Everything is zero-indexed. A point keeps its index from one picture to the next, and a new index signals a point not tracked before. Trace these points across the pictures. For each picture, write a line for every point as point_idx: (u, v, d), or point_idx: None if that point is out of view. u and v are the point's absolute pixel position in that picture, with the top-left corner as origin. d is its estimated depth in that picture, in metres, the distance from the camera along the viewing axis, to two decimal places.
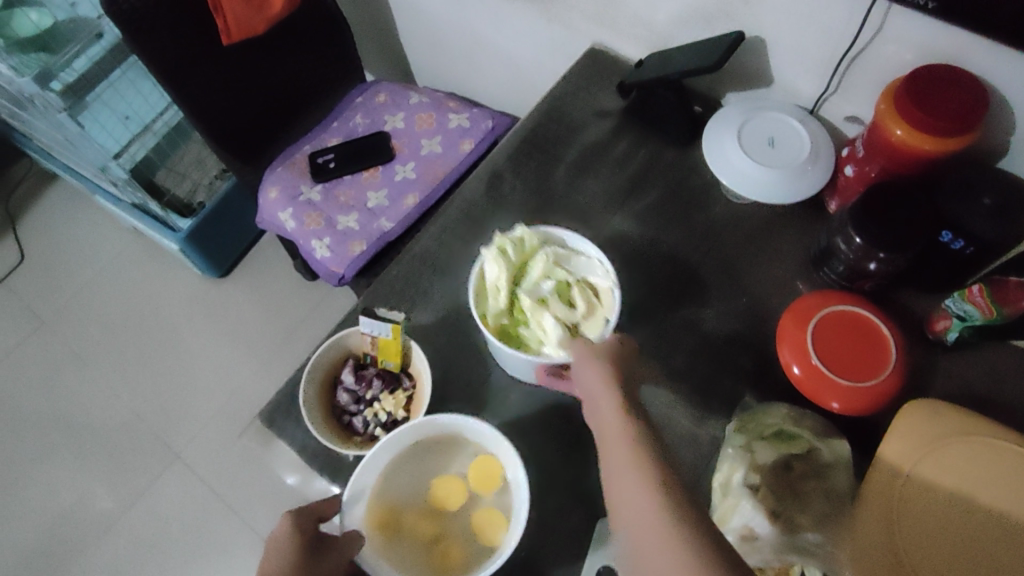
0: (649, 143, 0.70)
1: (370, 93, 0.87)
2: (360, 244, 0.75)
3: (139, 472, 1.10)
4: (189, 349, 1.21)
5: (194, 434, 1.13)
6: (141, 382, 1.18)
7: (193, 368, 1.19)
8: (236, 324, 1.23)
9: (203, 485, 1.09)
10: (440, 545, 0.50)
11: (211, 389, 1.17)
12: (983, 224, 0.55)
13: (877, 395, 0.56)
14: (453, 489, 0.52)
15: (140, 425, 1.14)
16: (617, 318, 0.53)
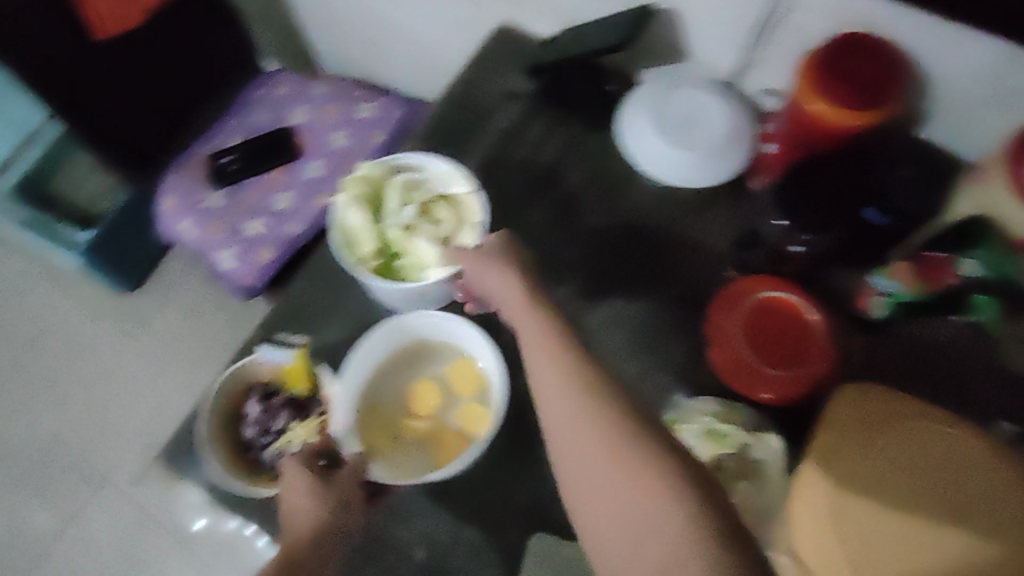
0: (565, 126, 0.66)
1: (271, 86, 0.86)
2: (268, 251, 0.78)
3: (70, 495, 1.03)
4: (105, 358, 1.10)
5: (119, 460, 1.05)
6: (60, 401, 1.08)
7: (115, 381, 1.09)
8: (151, 327, 1.10)
9: (135, 513, 1.02)
10: (434, 441, 0.53)
11: (136, 403, 1.07)
12: (909, 194, 0.52)
13: (808, 380, 0.52)
14: (431, 391, 0.54)
15: (65, 447, 1.06)
16: (485, 219, 0.52)
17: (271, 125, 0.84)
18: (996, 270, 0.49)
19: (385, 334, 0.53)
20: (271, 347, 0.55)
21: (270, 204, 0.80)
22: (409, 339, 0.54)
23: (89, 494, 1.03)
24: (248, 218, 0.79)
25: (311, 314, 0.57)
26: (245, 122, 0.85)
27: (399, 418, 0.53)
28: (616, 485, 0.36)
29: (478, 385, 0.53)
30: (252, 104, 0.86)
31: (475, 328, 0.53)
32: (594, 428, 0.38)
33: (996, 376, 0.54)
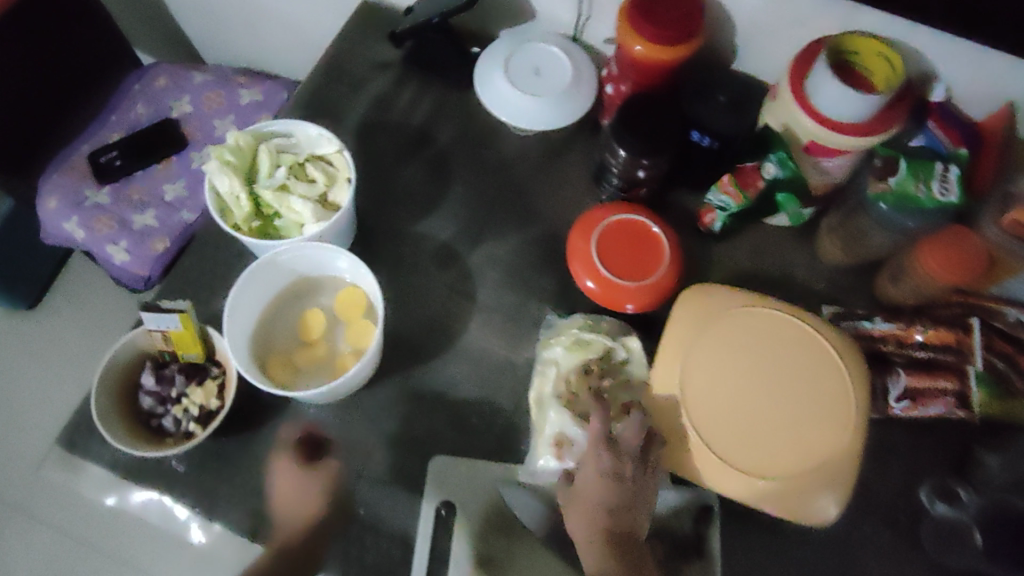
0: (433, 89, 0.70)
1: (149, 78, 0.86)
2: (163, 241, 0.78)
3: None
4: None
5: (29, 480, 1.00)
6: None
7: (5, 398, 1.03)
8: (49, 340, 1.07)
9: (54, 530, 0.97)
10: (334, 362, 0.57)
11: (33, 419, 1.02)
12: (721, 118, 0.60)
13: (660, 287, 0.59)
14: (319, 319, 0.58)
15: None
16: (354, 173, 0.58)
17: (154, 117, 0.85)
18: (789, 170, 0.57)
19: (262, 275, 0.56)
20: (151, 315, 0.55)
21: (160, 195, 0.81)
22: (288, 277, 0.59)
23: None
24: (137, 209, 0.80)
25: (204, 287, 0.61)
26: (126, 116, 0.85)
27: (296, 351, 0.57)
28: None
29: (363, 303, 0.58)
30: (131, 97, 0.86)
31: (322, 245, 0.56)
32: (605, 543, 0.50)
33: (818, 268, 0.65)
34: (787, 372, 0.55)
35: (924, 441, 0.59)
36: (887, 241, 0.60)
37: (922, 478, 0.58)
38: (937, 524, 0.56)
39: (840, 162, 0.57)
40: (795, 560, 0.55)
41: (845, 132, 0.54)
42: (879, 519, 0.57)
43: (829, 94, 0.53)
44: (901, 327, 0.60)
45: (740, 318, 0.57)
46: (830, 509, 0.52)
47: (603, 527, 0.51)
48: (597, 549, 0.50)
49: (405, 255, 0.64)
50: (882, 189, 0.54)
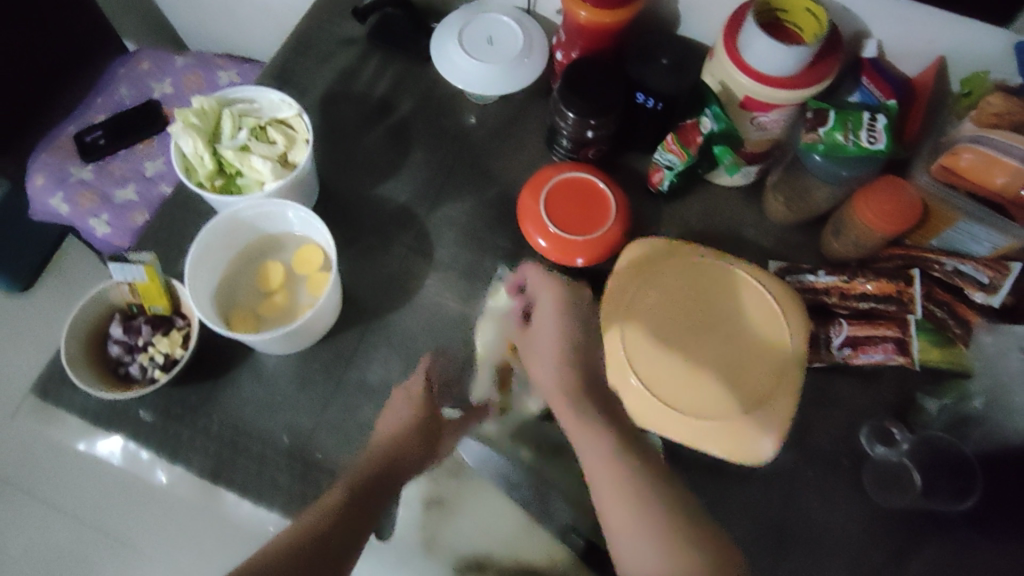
0: (395, 62, 0.73)
1: (133, 63, 0.90)
2: (142, 214, 0.83)
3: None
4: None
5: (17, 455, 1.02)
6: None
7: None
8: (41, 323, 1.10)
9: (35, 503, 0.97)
10: (293, 313, 0.60)
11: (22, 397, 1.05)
12: (663, 80, 0.62)
13: (607, 241, 0.62)
14: (280, 274, 0.61)
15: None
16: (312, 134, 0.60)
17: (137, 100, 0.89)
18: (724, 123, 0.59)
19: (225, 227, 0.59)
20: (118, 266, 0.58)
21: (141, 171, 0.84)
22: (252, 233, 0.62)
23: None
24: (118, 185, 0.83)
25: (171, 246, 0.64)
26: (110, 99, 0.89)
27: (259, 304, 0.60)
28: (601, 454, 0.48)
29: (321, 259, 0.60)
30: (115, 81, 0.90)
31: (278, 201, 0.59)
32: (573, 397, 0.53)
33: (766, 227, 0.67)
34: (719, 318, 0.57)
35: (867, 387, 0.60)
36: (831, 197, 0.62)
37: (863, 420, 0.59)
38: (877, 465, 0.58)
39: (775, 117, 0.59)
40: (739, 499, 0.57)
41: (779, 86, 0.56)
42: (822, 460, 0.58)
43: (759, 49, 0.55)
44: (844, 280, 0.61)
45: (683, 268, 0.59)
46: (767, 450, 0.53)
47: (562, 356, 0.56)
48: (562, 375, 0.55)
49: (366, 216, 0.67)
50: (813, 139, 0.56)
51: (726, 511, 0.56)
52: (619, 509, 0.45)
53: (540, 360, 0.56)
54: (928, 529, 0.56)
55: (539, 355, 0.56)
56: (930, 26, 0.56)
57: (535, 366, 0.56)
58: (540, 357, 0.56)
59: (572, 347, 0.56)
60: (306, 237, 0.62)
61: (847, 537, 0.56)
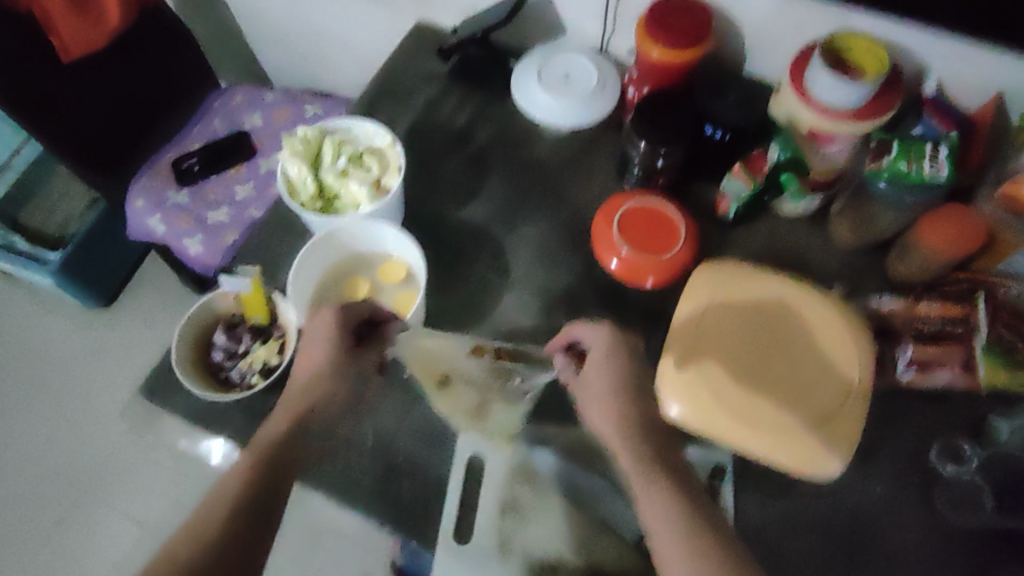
0: (473, 96, 0.79)
1: (226, 98, 0.98)
2: (233, 233, 0.89)
3: (51, 499, 1.10)
4: (84, 369, 1.19)
5: (102, 463, 1.13)
6: (34, 415, 1.16)
7: (93, 389, 1.18)
8: (123, 342, 1.21)
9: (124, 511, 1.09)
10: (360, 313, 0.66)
11: (110, 412, 1.16)
12: (732, 112, 0.66)
13: (674, 262, 0.65)
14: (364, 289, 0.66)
15: (45, 458, 1.13)
16: (405, 163, 0.66)
17: (228, 131, 0.96)
18: (791, 149, 0.64)
19: (323, 243, 0.64)
20: (228, 277, 0.65)
21: (232, 197, 0.91)
22: (349, 252, 0.67)
23: (70, 497, 1.10)
24: (211, 209, 0.90)
25: (269, 262, 0.68)
26: (204, 130, 0.96)
27: None
28: (664, 510, 0.51)
29: (404, 275, 0.66)
30: (209, 114, 0.98)
31: (374, 220, 0.64)
32: (638, 459, 0.54)
33: (832, 252, 0.69)
34: (791, 334, 0.60)
35: (935, 408, 0.62)
36: (896, 223, 0.65)
37: (933, 439, 0.61)
38: (948, 487, 0.59)
39: (840, 147, 0.62)
40: (807, 516, 0.58)
41: (842, 118, 0.60)
42: (887, 476, 0.60)
43: (822, 84, 0.59)
44: (905, 303, 0.63)
45: (749, 288, 0.62)
46: (836, 466, 0.56)
47: (618, 410, 0.57)
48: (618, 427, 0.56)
49: (448, 236, 0.72)
50: (877, 166, 0.59)
51: (794, 526, 0.58)
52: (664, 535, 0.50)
53: (592, 405, 0.58)
54: (998, 549, 0.57)
55: (596, 415, 0.57)
56: (990, 64, 0.60)
57: (592, 406, 0.58)
58: (592, 401, 0.58)
59: (627, 405, 0.57)
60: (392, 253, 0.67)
61: (916, 555, 0.57)
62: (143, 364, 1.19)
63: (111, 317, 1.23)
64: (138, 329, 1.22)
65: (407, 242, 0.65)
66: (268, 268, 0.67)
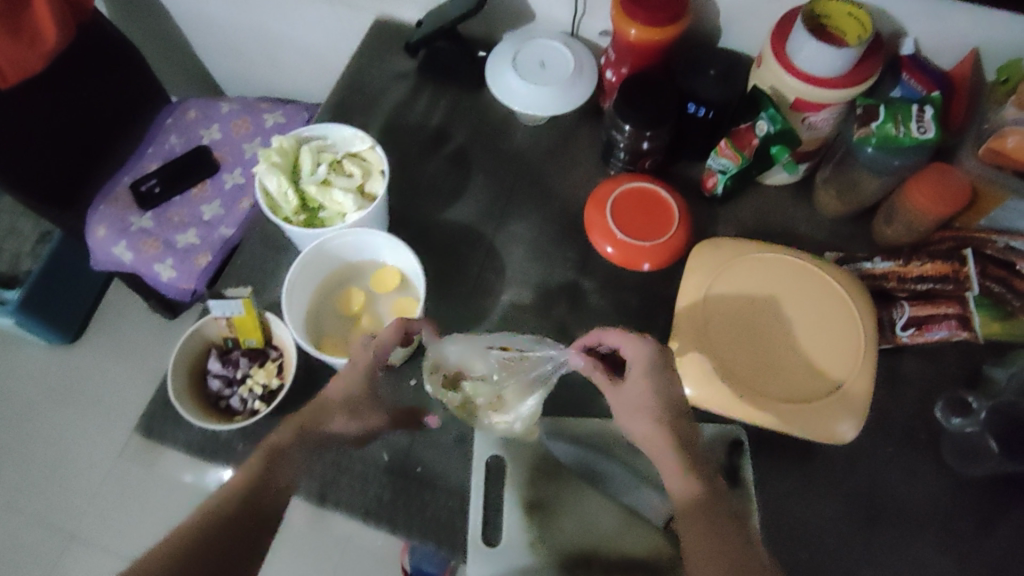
0: (446, 92, 0.77)
1: (180, 112, 0.93)
2: (206, 256, 0.85)
3: (32, 550, 1.05)
4: (53, 409, 1.14)
5: (83, 506, 1.08)
6: (6, 463, 1.10)
7: (67, 429, 1.12)
8: (94, 376, 1.16)
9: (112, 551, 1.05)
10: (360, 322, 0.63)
11: (86, 451, 1.11)
12: (712, 88, 0.66)
13: (672, 245, 0.65)
14: (359, 299, 0.64)
15: (24, 506, 1.07)
16: (388, 166, 0.64)
17: (186, 147, 0.92)
18: (779, 124, 0.62)
19: (313, 258, 0.61)
20: (217, 301, 0.60)
21: (199, 214, 0.87)
22: (338, 264, 0.65)
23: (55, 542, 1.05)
24: (180, 230, 0.86)
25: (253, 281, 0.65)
26: (161, 148, 0.92)
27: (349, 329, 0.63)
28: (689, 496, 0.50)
29: (399, 280, 0.64)
30: (164, 130, 0.93)
31: (364, 229, 0.62)
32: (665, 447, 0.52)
33: (819, 221, 0.70)
34: (792, 309, 0.61)
35: (932, 362, 0.64)
36: (882, 187, 0.65)
37: (936, 396, 0.62)
38: (954, 437, 0.61)
39: (826, 116, 0.62)
40: (826, 480, 0.59)
41: (828, 86, 0.60)
42: (898, 435, 0.61)
43: (807, 53, 0.58)
44: (898, 264, 0.64)
45: (748, 263, 0.62)
46: (849, 431, 0.56)
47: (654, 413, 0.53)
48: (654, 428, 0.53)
49: (437, 238, 0.70)
50: (865, 133, 0.59)
51: (814, 493, 0.59)
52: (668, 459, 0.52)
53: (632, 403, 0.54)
54: (1006, 492, 0.59)
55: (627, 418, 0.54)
56: (963, 21, 0.60)
57: (630, 404, 0.54)
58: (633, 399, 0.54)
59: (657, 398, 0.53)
60: (381, 260, 0.65)
61: (931, 507, 0.59)
62: (121, 395, 1.15)
63: (78, 352, 1.17)
64: (109, 360, 1.17)
65: (400, 248, 0.63)
66: (256, 286, 0.63)
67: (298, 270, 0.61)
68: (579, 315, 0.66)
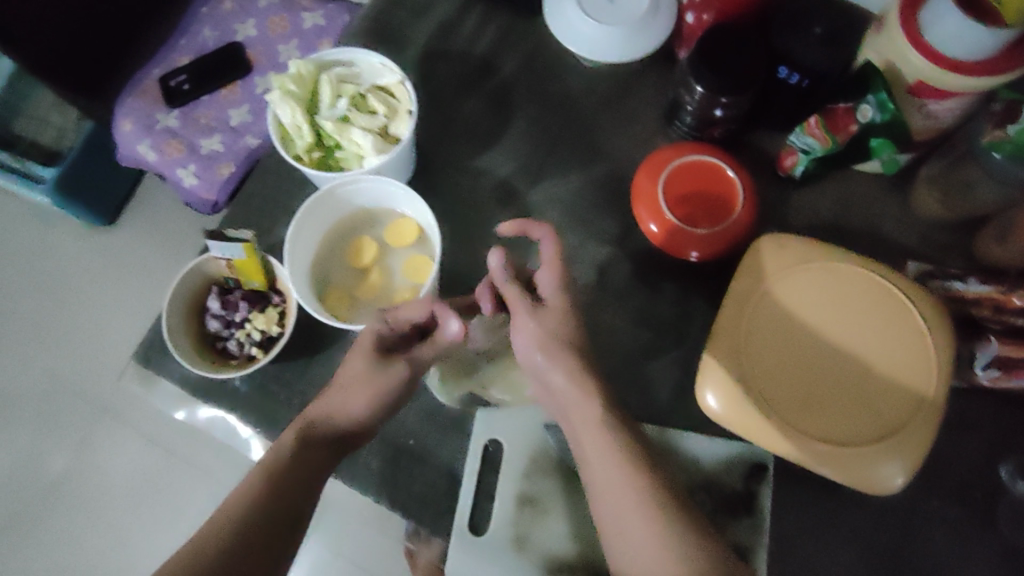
0: (499, 15, 0.67)
1: (216, 2, 0.86)
2: (228, 166, 0.80)
3: (37, 446, 1.00)
4: (68, 300, 1.07)
5: (82, 412, 1.01)
6: (17, 343, 1.05)
7: (83, 310, 1.06)
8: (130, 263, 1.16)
9: (116, 478, 0.97)
10: (369, 277, 0.58)
11: (100, 348, 1.04)
12: (813, 52, 0.55)
13: (730, 236, 0.56)
14: (370, 251, 0.59)
15: (31, 382, 1.03)
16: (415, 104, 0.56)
17: (219, 42, 0.84)
18: (888, 112, 0.52)
19: (321, 202, 0.56)
20: (219, 242, 0.57)
21: (226, 120, 0.82)
22: (352, 211, 0.59)
23: (62, 436, 1.00)
24: (205, 134, 0.81)
25: (265, 216, 0.63)
26: (193, 40, 0.85)
27: (357, 284, 0.58)
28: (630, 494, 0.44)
29: (417, 236, 0.58)
30: (198, 21, 0.86)
31: (382, 177, 0.56)
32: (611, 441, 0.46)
33: (910, 223, 0.60)
34: (854, 332, 0.52)
35: (1008, 412, 0.55)
36: (999, 197, 0.53)
37: (1003, 454, 0.54)
38: (1011, 503, 0.53)
39: (949, 105, 0.51)
40: (851, 527, 0.53)
41: (962, 71, 0.48)
42: (950, 490, 0.54)
43: (945, 26, 0.47)
44: (999, 291, 0.53)
45: (808, 277, 0.53)
46: (897, 480, 0.49)
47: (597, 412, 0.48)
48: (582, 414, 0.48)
49: (464, 191, 0.63)
50: (999, 137, 0.49)
51: (831, 540, 0.53)
52: (619, 480, 0.45)
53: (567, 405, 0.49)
54: None
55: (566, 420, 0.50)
56: None
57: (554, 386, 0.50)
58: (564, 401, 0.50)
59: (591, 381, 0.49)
60: (400, 210, 0.59)
61: None
62: (131, 293, 1.07)
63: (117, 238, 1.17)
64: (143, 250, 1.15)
65: (419, 201, 0.56)
66: (259, 230, 0.62)
67: (304, 215, 0.56)
68: (608, 299, 0.59)
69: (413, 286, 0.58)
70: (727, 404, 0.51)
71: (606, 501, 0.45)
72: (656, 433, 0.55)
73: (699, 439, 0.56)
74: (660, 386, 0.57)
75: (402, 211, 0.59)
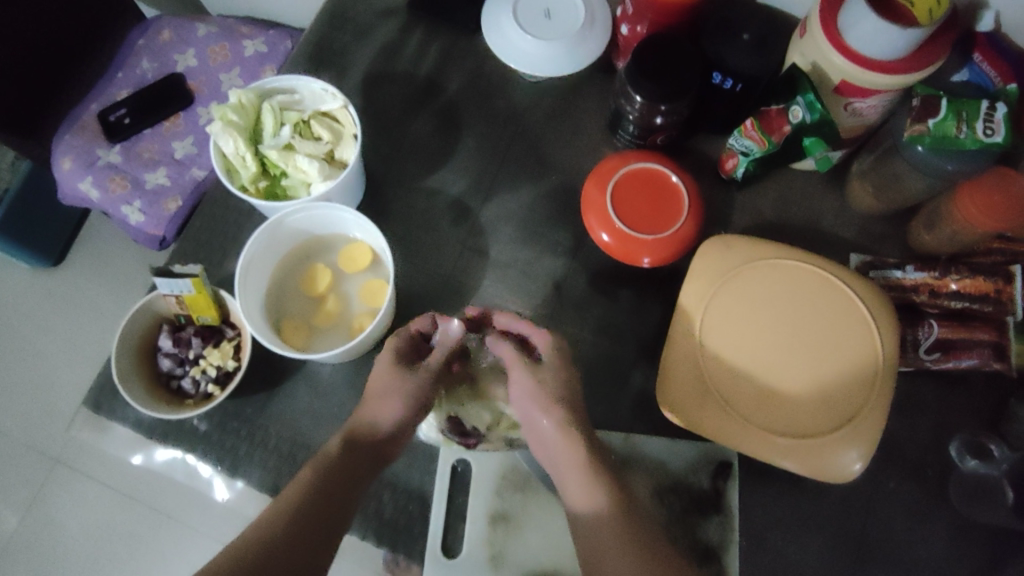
0: (441, 35, 0.68)
1: (153, 33, 0.85)
2: (176, 200, 0.78)
3: None
4: (17, 346, 1.03)
5: (38, 461, 0.97)
6: None
7: (32, 356, 1.03)
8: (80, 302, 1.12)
9: (76, 526, 0.94)
10: (325, 305, 0.58)
11: (54, 394, 1.01)
12: (745, 58, 0.57)
13: (678, 240, 0.57)
14: (324, 278, 0.58)
15: None
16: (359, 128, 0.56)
17: (159, 73, 0.83)
18: (818, 112, 0.53)
19: (270, 231, 0.55)
20: (166, 279, 0.57)
21: (170, 152, 0.80)
22: (304, 238, 0.59)
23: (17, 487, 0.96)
24: (149, 168, 0.79)
25: (213, 249, 0.62)
26: (132, 73, 0.84)
27: (313, 313, 0.58)
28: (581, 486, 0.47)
29: (371, 260, 0.58)
30: (135, 53, 0.84)
31: (329, 203, 0.55)
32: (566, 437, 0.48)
33: (849, 216, 0.62)
34: (804, 324, 0.53)
35: (954, 392, 0.57)
36: (926, 188, 0.56)
37: (953, 433, 0.56)
38: (963, 479, 0.55)
39: (873, 102, 0.53)
40: (815, 516, 0.55)
41: (880, 70, 0.50)
42: (905, 471, 0.56)
43: (861, 28, 0.49)
44: (933, 276, 0.56)
45: (756, 273, 0.55)
46: (855, 466, 0.50)
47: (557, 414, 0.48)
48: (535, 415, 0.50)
49: (416, 212, 0.63)
50: (919, 131, 0.51)
51: (797, 529, 0.55)
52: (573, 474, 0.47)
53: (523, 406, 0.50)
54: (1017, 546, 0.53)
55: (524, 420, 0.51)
56: None
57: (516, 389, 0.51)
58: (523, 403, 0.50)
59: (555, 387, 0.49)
60: (353, 235, 0.59)
61: (934, 556, 0.54)
62: (84, 335, 1.04)
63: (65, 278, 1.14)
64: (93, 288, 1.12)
65: (369, 225, 0.56)
66: (209, 264, 0.61)
67: (255, 245, 0.55)
68: (565, 309, 0.60)
69: (369, 310, 0.57)
70: (685, 404, 0.52)
71: (571, 501, 0.47)
72: (620, 442, 0.57)
73: (662, 442, 0.57)
74: (621, 393, 0.58)
75: (354, 236, 0.59)
